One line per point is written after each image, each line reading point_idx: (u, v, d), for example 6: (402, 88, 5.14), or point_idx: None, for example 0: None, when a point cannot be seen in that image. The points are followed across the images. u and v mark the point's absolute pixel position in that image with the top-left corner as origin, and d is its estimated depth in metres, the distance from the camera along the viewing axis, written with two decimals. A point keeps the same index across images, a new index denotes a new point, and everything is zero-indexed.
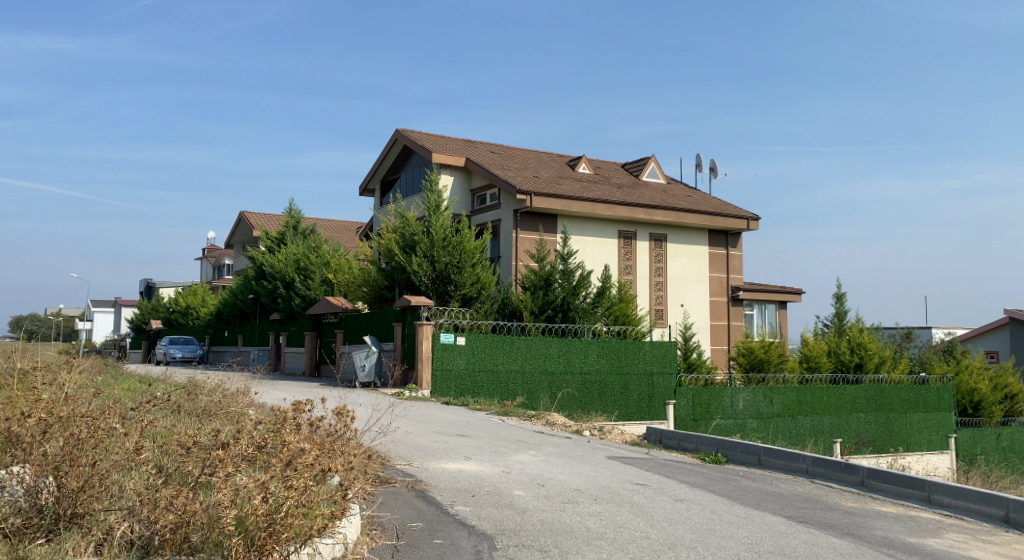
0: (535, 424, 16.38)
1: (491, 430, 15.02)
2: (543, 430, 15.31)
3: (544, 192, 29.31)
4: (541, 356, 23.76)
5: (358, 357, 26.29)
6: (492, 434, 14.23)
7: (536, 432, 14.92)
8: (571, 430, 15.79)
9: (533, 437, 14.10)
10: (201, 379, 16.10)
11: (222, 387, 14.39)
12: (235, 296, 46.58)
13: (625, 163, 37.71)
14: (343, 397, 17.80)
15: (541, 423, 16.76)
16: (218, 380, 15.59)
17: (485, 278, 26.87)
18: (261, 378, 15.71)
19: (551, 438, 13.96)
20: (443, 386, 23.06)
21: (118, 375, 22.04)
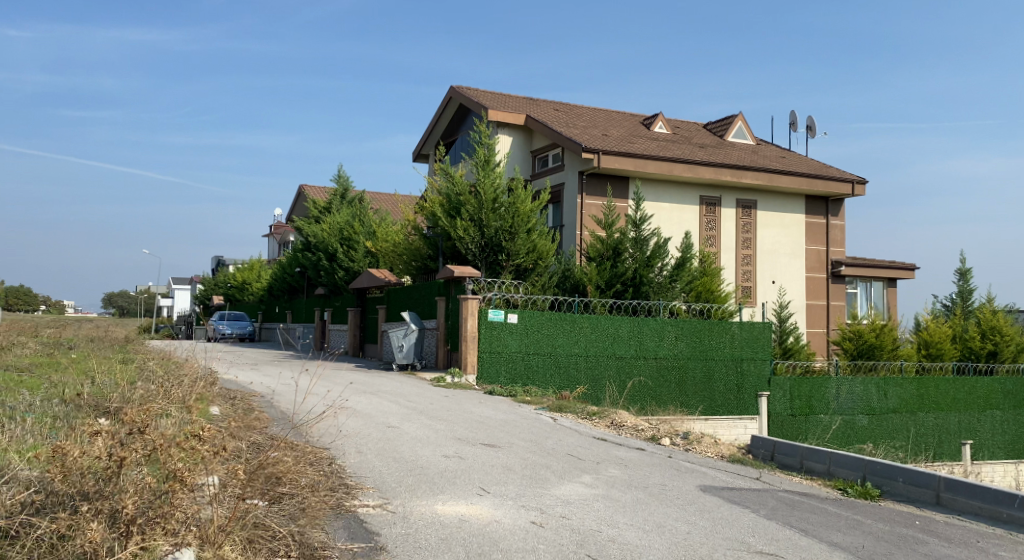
0: (598, 426, 12.32)
1: (535, 436, 10.97)
2: (608, 436, 11.26)
3: (613, 150, 25.05)
4: (608, 337, 19.60)
5: (394, 336, 22.26)
6: (534, 444, 10.28)
7: (596, 440, 10.83)
8: (646, 437, 11.50)
9: (589, 449, 10.04)
10: (161, 375, 12.57)
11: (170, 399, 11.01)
12: (284, 270, 43.57)
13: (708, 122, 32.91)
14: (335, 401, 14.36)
15: (603, 424, 12.68)
16: (177, 383, 12.07)
17: (542, 246, 22.76)
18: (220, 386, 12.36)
19: (614, 453, 9.84)
20: (491, 371, 19.04)
21: (104, 356, 19.01)
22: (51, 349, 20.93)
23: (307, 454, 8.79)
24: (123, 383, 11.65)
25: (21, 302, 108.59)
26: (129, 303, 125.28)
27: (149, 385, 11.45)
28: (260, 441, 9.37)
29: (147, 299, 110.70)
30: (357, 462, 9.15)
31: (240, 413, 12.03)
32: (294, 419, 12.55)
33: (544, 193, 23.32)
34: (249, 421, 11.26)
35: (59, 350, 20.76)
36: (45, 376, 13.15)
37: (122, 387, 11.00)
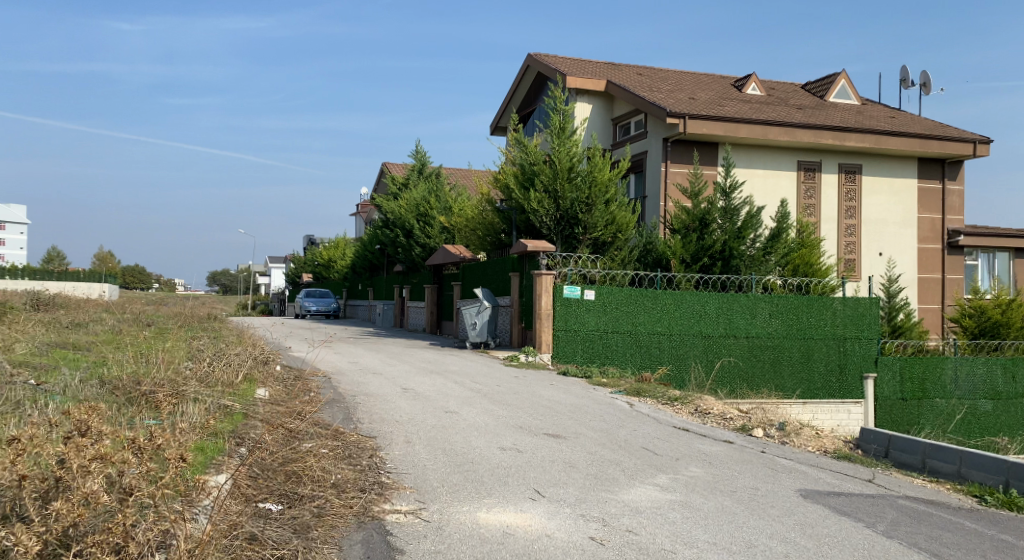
0: (682, 414, 10.95)
1: (610, 425, 9.70)
2: (691, 426, 9.89)
3: (700, 114, 23.36)
4: (693, 314, 18.12)
5: (467, 314, 21.27)
6: (607, 435, 9.01)
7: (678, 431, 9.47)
8: (733, 426, 10.10)
9: (668, 442, 8.70)
10: (210, 356, 11.86)
11: (217, 389, 10.34)
12: (365, 248, 43.19)
13: (806, 84, 30.68)
14: (394, 384, 13.35)
15: (686, 410, 11.31)
16: (228, 365, 11.31)
17: (622, 218, 21.33)
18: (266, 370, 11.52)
19: (696, 446, 8.51)
20: (568, 349, 17.73)
21: (172, 334, 18.63)
22: (123, 326, 20.75)
23: (351, 449, 8.02)
24: (169, 365, 10.97)
25: (129, 281, 112.72)
26: (229, 282, 128.59)
27: (195, 373, 10.76)
28: (304, 429, 8.64)
29: (246, 278, 113.27)
30: (402, 454, 8.10)
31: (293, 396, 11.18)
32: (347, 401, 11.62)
33: (623, 161, 21.86)
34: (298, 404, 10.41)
35: (130, 327, 20.54)
36: (96, 356, 12.61)
37: (166, 371, 10.33)
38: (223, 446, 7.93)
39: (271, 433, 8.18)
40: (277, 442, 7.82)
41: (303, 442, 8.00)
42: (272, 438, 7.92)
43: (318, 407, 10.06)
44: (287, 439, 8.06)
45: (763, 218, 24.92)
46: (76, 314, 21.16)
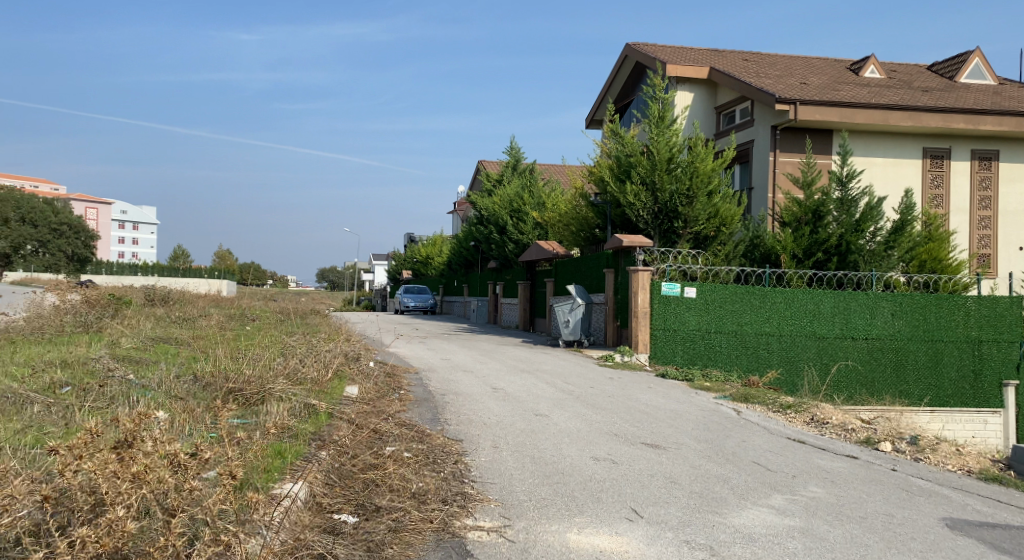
0: (796, 426, 9.99)
1: (723, 436, 8.89)
2: (807, 441, 8.95)
3: (812, 100, 22.30)
4: (806, 313, 17.28)
5: (560, 311, 20.54)
6: (715, 448, 8.15)
7: (793, 446, 8.56)
8: (858, 441, 9.18)
9: (782, 460, 7.82)
10: (301, 346, 11.51)
11: (304, 377, 9.96)
12: (460, 244, 43.04)
13: (933, 65, 28.87)
14: (485, 381, 12.73)
15: (801, 423, 10.32)
16: (318, 355, 10.95)
17: (725, 211, 20.24)
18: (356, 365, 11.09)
19: (815, 462, 7.63)
20: (667, 350, 17.09)
21: (269, 326, 18.62)
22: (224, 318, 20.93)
23: (438, 452, 7.34)
24: (257, 359, 10.67)
25: (245, 276, 116.67)
26: (333, 278, 131.46)
27: (283, 363, 10.40)
28: (390, 427, 8.03)
29: (350, 275, 115.66)
30: (489, 462, 7.18)
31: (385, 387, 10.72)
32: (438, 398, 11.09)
33: (727, 150, 20.74)
34: (386, 398, 9.91)
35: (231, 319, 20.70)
36: (191, 345, 12.45)
37: (254, 364, 10.00)
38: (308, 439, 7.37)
39: (352, 426, 7.60)
40: (360, 440, 7.19)
41: (387, 443, 7.35)
42: (355, 435, 7.31)
43: (404, 406, 9.51)
44: (371, 437, 7.44)
45: (884, 209, 23.56)
46: (179, 305, 21.46)
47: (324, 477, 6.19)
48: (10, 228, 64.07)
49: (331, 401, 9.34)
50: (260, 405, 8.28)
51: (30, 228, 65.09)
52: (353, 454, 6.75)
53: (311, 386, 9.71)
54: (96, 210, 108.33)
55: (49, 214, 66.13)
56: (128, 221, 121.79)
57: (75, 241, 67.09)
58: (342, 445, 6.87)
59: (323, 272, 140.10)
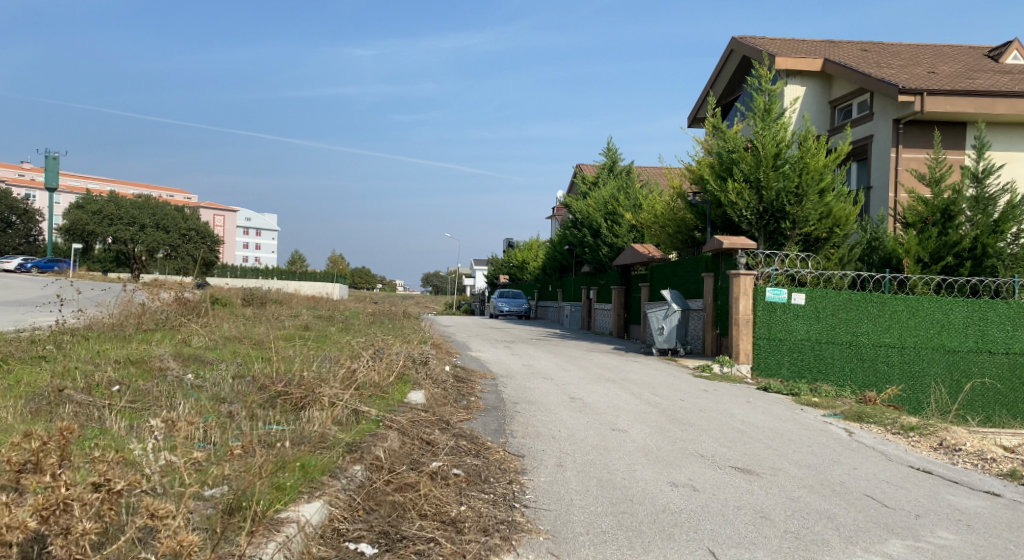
0: (923, 457, 8.68)
1: (837, 459, 7.81)
2: (935, 474, 7.68)
3: (942, 90, 20.84)
4: (935, 324, 16.31)
5: (653, 317, 19.38)
6: (823, 479, 6.84)
7: (918, 480, 7.34)
8: (1001, 478, 7.98)
9: (906, 496, 6.63)
10: (371, 339, 10.76)
11: (376, 354, 9.05)
12: (555, 248, 42.14)
13: None
14: (566, 388, 11.78)
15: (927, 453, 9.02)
16: (390, 346, 10.13)
17: (840, 211, 18.64)
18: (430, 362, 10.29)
19: (949, 505, 6.44)
20: (771, 362, 16.11)
21: (353, 324, 18.05)
22: (312, 314, 20.51)
23: (493, 464, 6.11)
24: (322, 348, 9.91)
25: (356, 280, 118.83)
26: (438, 284, 132.81)
27: (350, 348, 9.58)
28: (447, 428, 6.87)
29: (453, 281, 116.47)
30: (551, 481, 5.97)
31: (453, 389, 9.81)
32: (515, 401, 10.20)
33: (842, 145, 19.10)
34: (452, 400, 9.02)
35: (320, 316, 20.27)
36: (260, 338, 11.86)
37: (316, 351, 9.23)
38: (367, 429, 6.21)
39: (404, 421, 6.53)
40: (403, 442, 6.02)
41: (437, 448, 6.14)
42: (402, 435, 6.15)
43: (469, 410, 8.55)
44: (421, 440, 6.24)
45: None
46: (268, 302, 21.14)
47: (342, 493, 5.06)
48: (145, 232, 65.60)
49: (403, 386, 8.36)
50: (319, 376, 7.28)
51: (162, 232, 66.72)
52: (387, 460, 5.60)
53: (390, 364, 8.74)
54: (221, 217, 112.00)
55: (179, 220, 68.13)
56: (250, 227, 125.53)
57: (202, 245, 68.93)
58: (380, 448, 5.71)
59: (427, 277, 141.65)
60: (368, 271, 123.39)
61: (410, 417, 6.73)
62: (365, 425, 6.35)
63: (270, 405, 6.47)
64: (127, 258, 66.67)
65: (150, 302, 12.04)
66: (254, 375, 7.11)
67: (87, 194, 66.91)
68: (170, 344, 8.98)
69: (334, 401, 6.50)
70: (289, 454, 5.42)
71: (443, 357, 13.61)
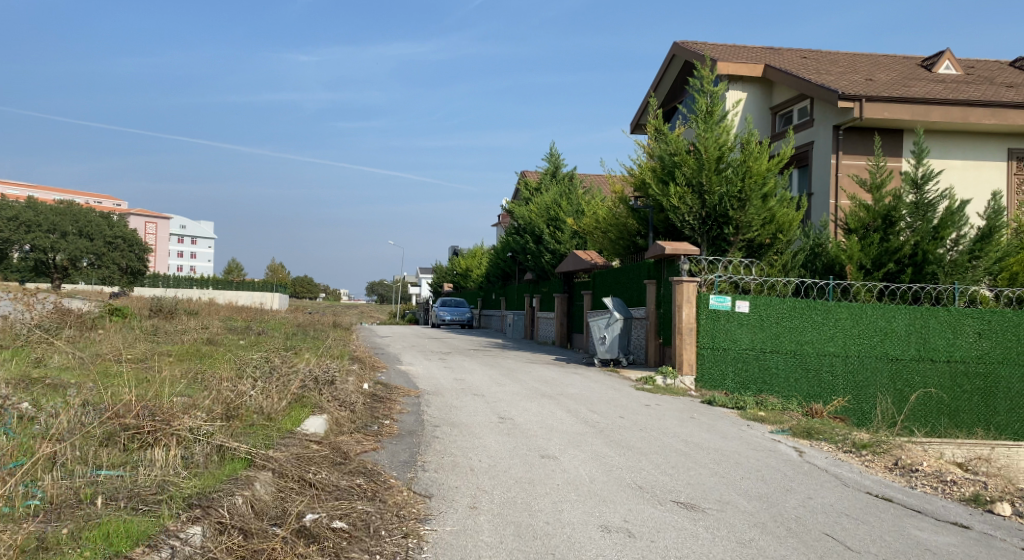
0: (878, 481, 7.88)
1: (788, 488, 6.98)
2: (894, 502, 6.87)
3: (880, 97, 20.51)
4: (877, 332, 15.76)
5: (595, 327, 18.59)
6: (774, 517, 6.01)
7: (879, 511, 6.53)
8: (961, 503, 7.24)
9: (869, 535, 5.81)
10: (278, 353, 9.70)
11: (270, 376, 8.02)
12: (498, 256, 41.24)
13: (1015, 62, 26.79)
14: (495, 406, 10.83)
15: (882, 475, 8.23)
16: (298, 362, 9.10)
17: (782, 217, 18.07)
18: (339, 380, 9.26)
19: (919, 547, 5.62)
20: (715, 373, 15.45)
21: (274, 336, 16.85)
22: (231, 326, 19.22)
23: (388, 513, 5.12)
24: (218, 365, 8.83)
25: (298, 289, 116.47)
26: (381, 293, 130.87)
27: (247, 366, 8.53)
28: (342, 464, 5.86)
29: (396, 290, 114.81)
30: (457, 530, 5.02)
31: (364, 411, 8.81)
32: (436, 422, 9.22)
33: (784, 149, 18.53)
34: (362, 425, 8.02)
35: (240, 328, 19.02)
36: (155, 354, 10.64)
37: (207, 371, 8.16)
38: (225, 473, 5.19)
39: (283, 459, 5.50)
40: (274, 487, 5.02)
41: (317, 495, 5.14)
42: (273, 478, 5.15)
43: (377, 437, 7.55)
44: (301, 481, 5.25)
45: (970, 214, 21.50)
46: (185, 313, 19.80)
47: None
48: (67, 239, 63.38)
49: (298, 412, 7.35)
50: (191, 401, 6.24)
51: (86, 240, 64.58)
52: (238, 518, 4.59)
53: (283, 391, 7.74)
54: (155, 225, 109.08)
55: (106, 227, 65.72)
56: (186, 234, 122.37)
57: (130, 254, 66.71)
58: (233, 503, 4.67)
59: (372, 286, 139.69)
60: (310, 279, 121.09)
61: (294, 451, 5.72)
62: (230, 466, 5.35)
63: (116, 443, 5.43)
64: (48, 266, 64.16)
65: (29, 315, 10.78)
66: (110, 395, 6.09)
67: (7, 200, 64.05)
68: (33, 366, 7.80)
69: (192, 439, 5.50)
70: (95, 520, 4.40)
71: (365, 374, 12.58)
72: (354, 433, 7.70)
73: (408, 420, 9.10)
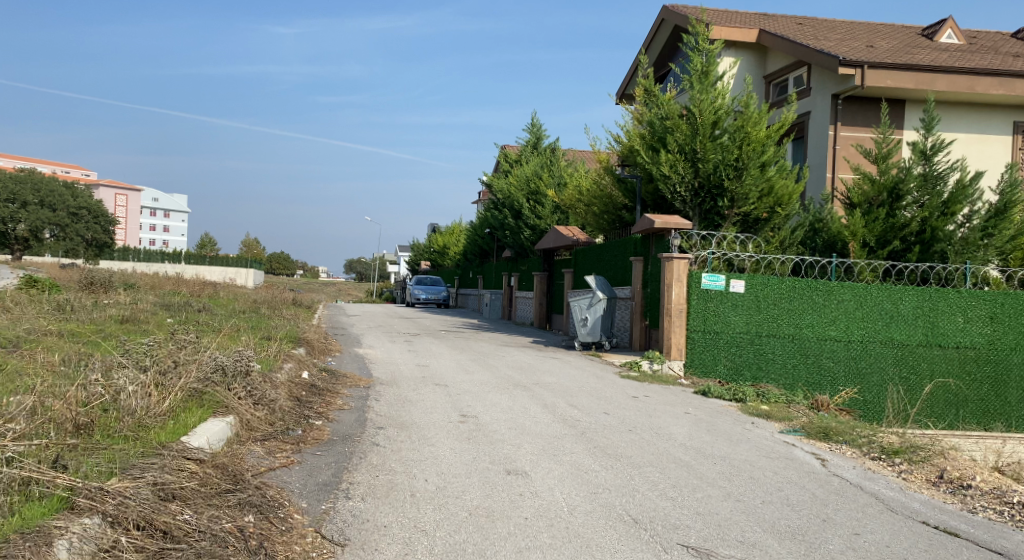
0: (928, 501, 6.25)
1: (824, 520, 5.39)
2: (961, 539, 5.26)
3: (882, 63, 18.90)
4: (882, 315, 14.24)
5: (576, 307, 16.99)
6: None
7: (948, 554, 4.93)
8: None
9: None
10: (190, 339, 8.09)
11: (150, 382, 6.37)
12: (476, 232, 39.51)
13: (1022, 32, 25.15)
14: (455, 400, 9.21)
15: (929, 492, 6.52)
16: (208, 353, 7.50)
17: (782, 188, 16.37)
18: (260, 377, 7.65)
19: None
20: (706, 359, 13.88)
21: (220, 316, 15.17)
22: (178, 304, 17.50)
23: None
24: (103, 359, 7.19)
25: (275, 265, 114.26)
26: (360, 270, 128.66)
27: (132, 364, 6.88)
28: (229, 492, 4.87)
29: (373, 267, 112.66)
30: None
31: (285, 416, 7.31)
32: (379, 425, 7.62)
33: (786, 116, 16.88)
34: (269, 448, 6.42)
35: (187, 305, 17.30)
36: (53, 340, 9.01)
37: (74, 378, 6.52)
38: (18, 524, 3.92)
39: (130, 491, 4.29)
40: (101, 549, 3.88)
41: (164, 556, 3.98)
42: (94, 529, 3.92)
43: (285, 464, 5.96)
44: (151, 530, 4.11)
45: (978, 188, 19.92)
46: (126, 293, 18.06)
47: None
48: (27, 210, 60.84)
49: (173, 436, 5.70)
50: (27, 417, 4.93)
51: (49, 210, 62.08)
52: None
53: (159, 413, 6.07)
54: (125, 197, 106.29)
55: (70, 198, 63.22)
56: (161, 209, 119.49)
57: (94, 226, 64.26)
58: None
59: (351, 264, 137.43)
60: (287, 256, 118.81)
61: (149, 478, 4.54)
62: (27, 513, 4.03)
63: None
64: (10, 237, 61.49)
65: None
66: None
67: None
68: None
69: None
70: None
71: (308, 362, 10.96)
72: (264, 450, 6.27)
73: (344, 426, 7.51)
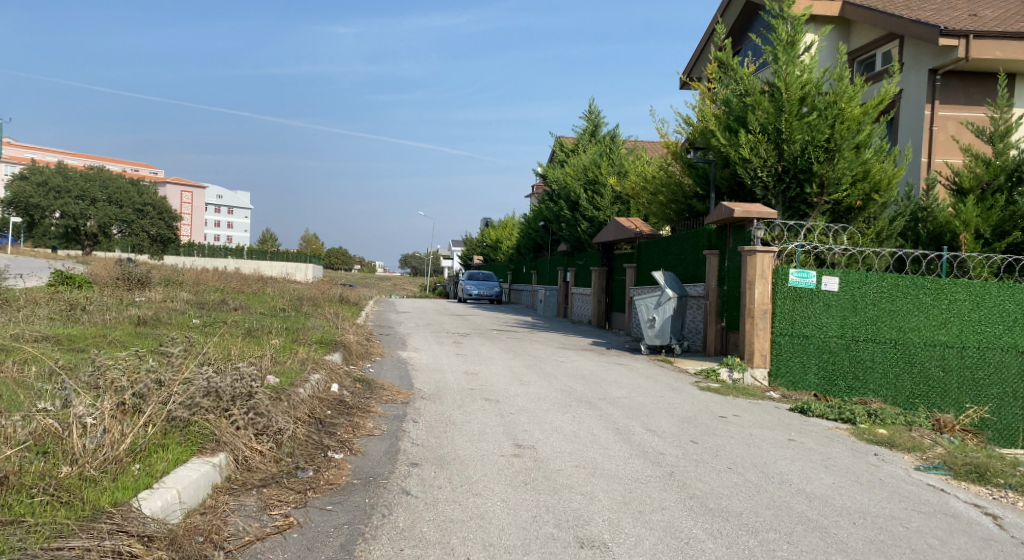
0: None
1: None
2: None
3: (991, 32, 16.74)
4: (1005, 318, 12.24)
5: (642, 306, 15.24)
6: None
7: None
8: None
9: None
10: (186, 347, 6.61)
11: (111, 413, 4.86)
12: (530, 225, 37.92)
13: None
14: (509, 421, 7.59)
15: None
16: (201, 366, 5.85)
17: (879, 172, 14.35)
18: (269, 396, 6.03)
19: None
20: (795, 366, 11.96)
21: (255, 316, 13.82)
22: (213, 301, 16.23)
23: None
24: (71, 377, 5.73)
25: (334, 260, 114.32)
26: (415, 264, 128.13)
27: (100, 388, 5.39)
28: None
29: None
30: None
31: (295, 450, 5.75)
32: (413, 459, 6.04)
33: (885, 89, 14.84)
34: (266, 500, 4.86)
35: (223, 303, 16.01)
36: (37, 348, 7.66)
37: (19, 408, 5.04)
38: None
39: None
40: None
41: None
42: None
43: (280, 531, 4.40)
44: None
45: None
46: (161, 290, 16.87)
47: None
48: (96, 206, 60.93)
49: (125, 497, 4.18)
50: None
51: (115, 207, 62.17)
52: None
53: (118, 460, 4.57)
54: (189, 193, 107.18)
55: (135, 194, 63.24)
56: (223, 205, 120.39)
57: (159, 222, 64.19)
58: None
59: (406, 258, 136.96)
60: (345, 251, 118.81)
61: None
62: None
63: None
64: (78, 233, 61.72)
65: None
66: None
67: (35, 163, 60.92)
68: None
69: None
70: None
71: (340, 371, 9.46)
72: (256, 504, 4.74)
73: (370, 461, 5.94)
